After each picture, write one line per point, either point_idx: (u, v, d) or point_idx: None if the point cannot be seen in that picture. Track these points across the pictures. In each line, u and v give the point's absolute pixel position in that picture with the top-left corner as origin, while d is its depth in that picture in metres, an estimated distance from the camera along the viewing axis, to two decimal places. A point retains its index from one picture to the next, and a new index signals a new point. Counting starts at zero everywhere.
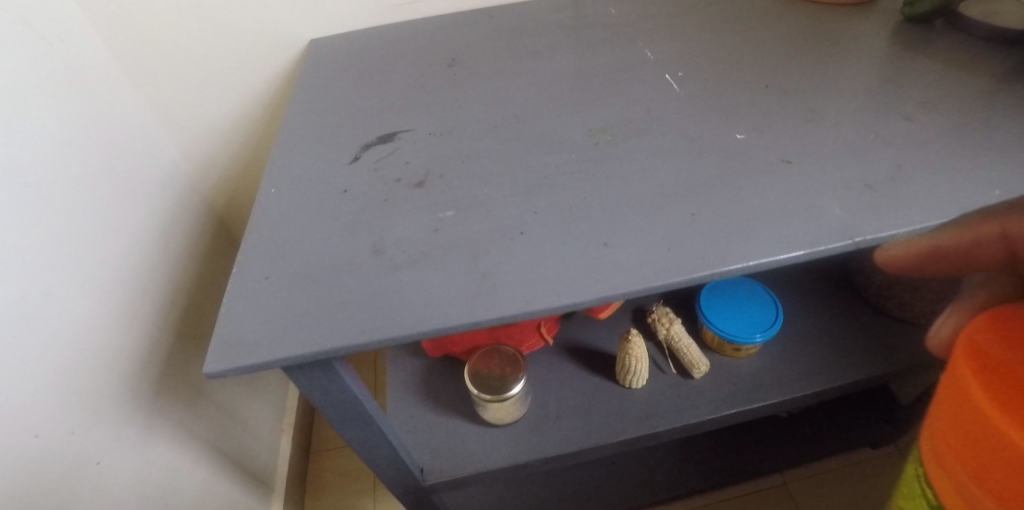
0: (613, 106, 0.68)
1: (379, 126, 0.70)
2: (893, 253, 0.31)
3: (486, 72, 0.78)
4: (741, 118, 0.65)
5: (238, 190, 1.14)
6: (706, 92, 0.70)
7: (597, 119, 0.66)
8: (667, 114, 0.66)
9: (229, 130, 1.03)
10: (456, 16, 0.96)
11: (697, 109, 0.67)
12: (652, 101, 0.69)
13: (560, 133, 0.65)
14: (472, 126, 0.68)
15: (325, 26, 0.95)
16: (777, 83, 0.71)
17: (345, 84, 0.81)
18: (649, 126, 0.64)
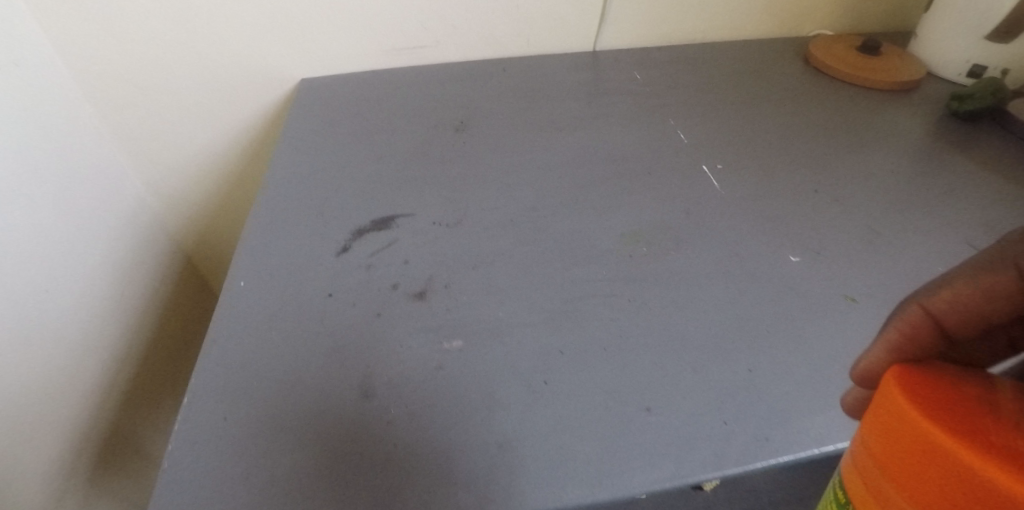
0: (646, 206, 0.60)
1: (373, 205, 0.60)
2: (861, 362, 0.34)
3: (500, 143, 0.69)
4: (788, 237, 0.58)
5: (210, 237, 1.02)
6: (748, 195, 0.63)
7: (629, 223, 0.58)
8: (708, 223, 0.59)
9: (202, 170, 0.91)
10: (466, 65, 0.88)
11: (740, 218, 0.59)
12: (690, 203, 0.61)
13: (588, 237, 0.56)
14: (484, 217, 0.58)
15: (319, 65, 0.84)
16: (824, 188, 0.65)
17: (335, 138, 0.71)
18: (690, 238, 0.57)
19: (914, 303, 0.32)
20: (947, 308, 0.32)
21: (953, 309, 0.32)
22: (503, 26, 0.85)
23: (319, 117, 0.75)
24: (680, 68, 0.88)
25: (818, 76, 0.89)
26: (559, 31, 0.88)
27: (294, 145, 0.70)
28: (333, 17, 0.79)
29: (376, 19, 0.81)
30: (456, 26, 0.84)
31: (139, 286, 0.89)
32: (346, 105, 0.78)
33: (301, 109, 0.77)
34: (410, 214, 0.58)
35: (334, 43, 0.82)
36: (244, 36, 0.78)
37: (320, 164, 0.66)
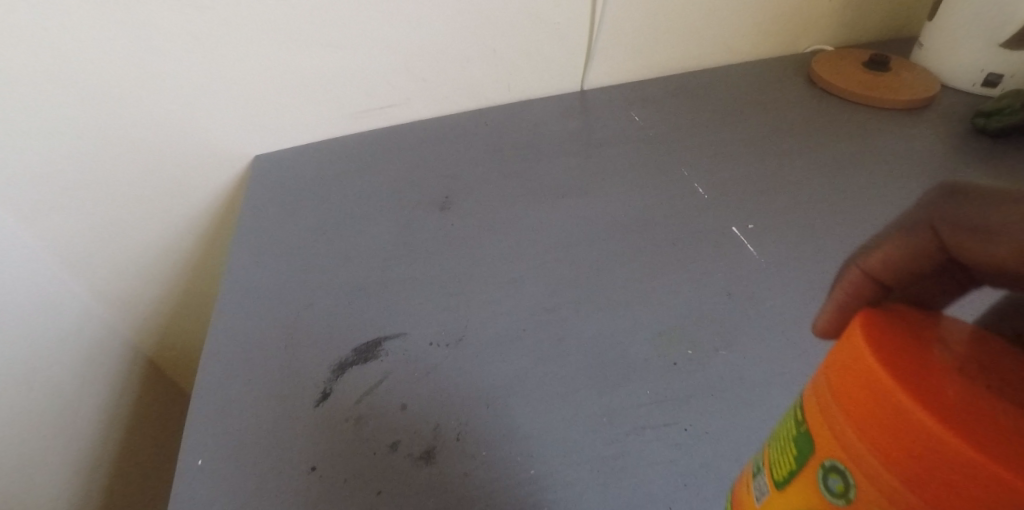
0: (681, 291, 0.51)
1: (356, 324, 0.49)
2: (820, 327, 0.30)
3: (496, 221, 0.59)
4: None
5: (169, 346, 0.89)
6: (790, 263, 0.54)
7: (666, 319, 0.48)
8: (756, 306, 0.50)
9: (154, 267, 0.78)
10: (443, 121, 0.78)
11: (790, 296, 0.51)
12: (730, 280, 0.52)
13: (620, 341, 0.47)
14: (492, 327, 0.48)
15: (275, 137, 0.73)
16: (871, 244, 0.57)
17: (303, 233, 0.60)
18: (738, 329, 0.48)
19: (853, 267, 0.29)
20: (885, 265, 0.28)
21: (891, 270, 0.27)
22: (480, 74, 0.76)
23: (281, 208, 0.65)
24: (678, 103, 0.80)
25: (826, 98, 0.81)
26: (541, 73, 0.79)
27: (253, 246, 0.59)
28: (288, 83, 0.69)
29: (338, 81, 0.71)
30: (428, 79, 0.74)
31: (92, 421, 0.75)
32: (311, 186, 0.68)
33: (259, 196, 0.66)
34: (402, 334, 0.48)
35: (291, 112, 0.72)
36: (184, 115, 0.67)
37: (287, 271, 0.55)
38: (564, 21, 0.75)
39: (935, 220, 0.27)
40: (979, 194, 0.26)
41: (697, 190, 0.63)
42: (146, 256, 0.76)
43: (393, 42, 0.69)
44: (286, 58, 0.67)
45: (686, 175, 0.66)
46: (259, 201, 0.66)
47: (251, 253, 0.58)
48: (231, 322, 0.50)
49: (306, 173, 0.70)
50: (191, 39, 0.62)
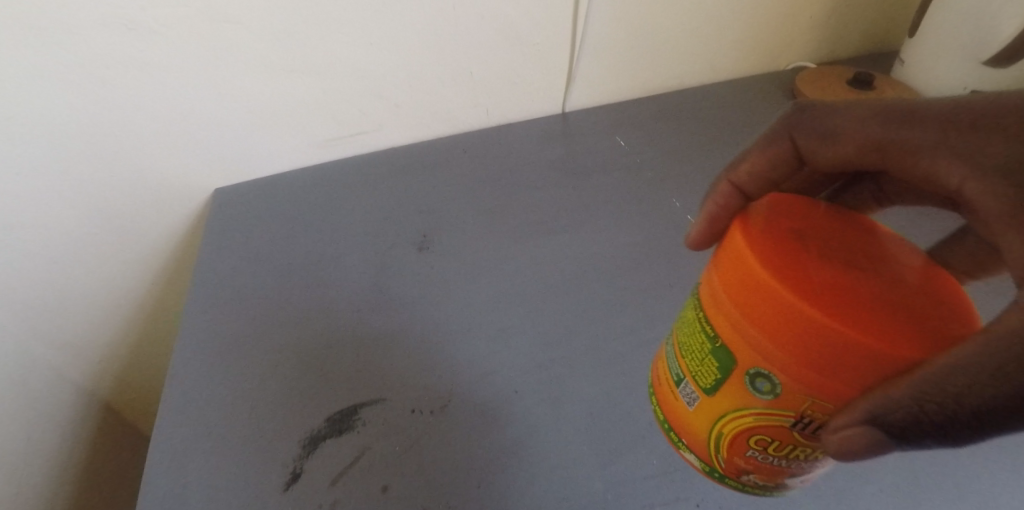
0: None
1: (331, 390, 0.45)
2: (694, 237, 0.40)
3: (481, 262, 0.55)
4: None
5: (134, 398, 0.81)
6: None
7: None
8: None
9: (111, 312, 0.71)
10: (419, 148, 0.74)
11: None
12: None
13: (619, 402, 0.44)
14: (481, 391, 0.44)
15: (236, 169, 0.68)
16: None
17: (270, 280, 0.55)
18: None
19: (725, 180, 0.37)
20: (747, 179, 0.37)
21: (753, 179, 0.37)
22: (457, 98, 0.72)
23: (244, 250, 0.59)
24: (663, 125, 0.78)
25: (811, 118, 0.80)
26: (521, 95, 0.76)
27: (215, 298, 0.54)
28: (248, 112, 0.64)
29: (303, 108, 0.66)
30: (401, 105, 0.70)
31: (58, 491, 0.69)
32: (278, 223, 0.63)
33: (222, 236, 0.61)
34: (382, 400, 0.44)
35: (252, 143, 0.67)
36: (134, 150, 0.61)
37: (252, 326, 0.51)
38: (544, 41, 0.71)
39: (791, 133, 0.36)
40: (820, 107, 0.36)
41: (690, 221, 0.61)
42: (105, 299, 0.70)
43: (362, 68, 0.65)
44: (245, 86, 0.62)
45: (677, 205, 0.63)
46: (219, 244, 0.60)
47: (213, 307, 0.53)
48: (194, 395, 0.46)
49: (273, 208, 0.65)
50: (138, 70, 0.56)
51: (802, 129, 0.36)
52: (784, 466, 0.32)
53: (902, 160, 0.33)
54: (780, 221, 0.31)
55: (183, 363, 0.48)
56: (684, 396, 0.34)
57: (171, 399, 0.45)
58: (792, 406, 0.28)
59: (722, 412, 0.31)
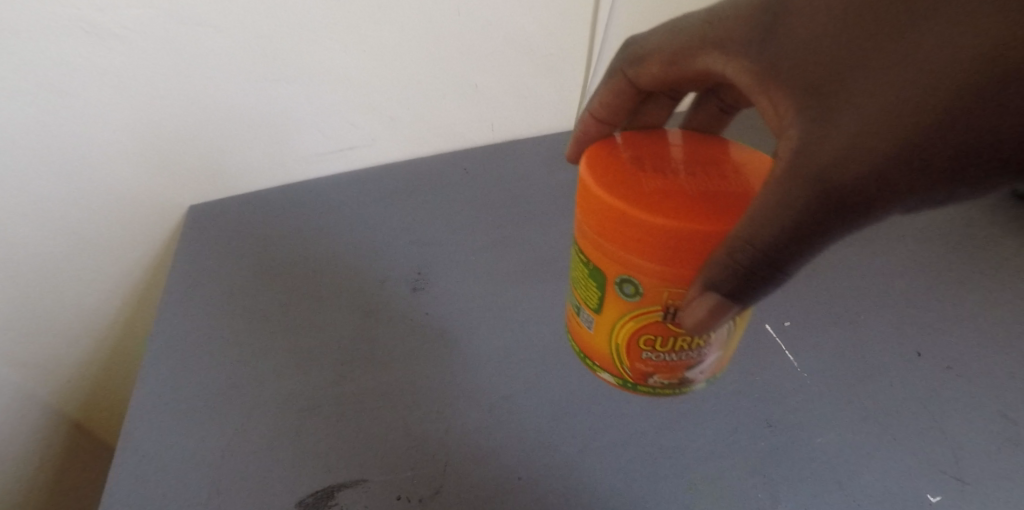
0: (709, 421, 0.42)
1: (306, 464, 0.39)
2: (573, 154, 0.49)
3: (484, 311, 0.50)
4: (920, 461, 0.41)
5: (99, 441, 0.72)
6: (833, 376, 0.46)
7: (692, 465, 0.40)
8: (801, 442, 0.41)
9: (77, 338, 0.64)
10: (416, 165, 0.68)
11: (847, 431, 0.42)
12: (763, 403, 0.44)
13: (639, 493, 0.38)
14: (477, 474, 0.39)
15: (214, 183, 0.62)
16: (930, 351, 0.48)
17: (246, 318, 0.49)
18: (779, 470, 0.40)
19: (586, 112, 0.46)
20: (600, 107, 0.45)
21: (601, 104, 0.45)
22: (460, 112, 0.66)
23: (221, 283, 0.53)
24: None
25: None
26: (529, 111, 0.70)
27: (184, 338, 0.48)
28: (229, 125, 0.58)
29: (291, 121, 0.60)
30: (398, 118, 0.64)
31: None
32: (263, 251, 0.57)
33: (202, 266, 0.55)
34: (362, 481, 0.38)
35: (233, 156, 0.61)
36: (99, 162, 0.55)
37: (224, 376, 0.45)
38: (553, 53, 0.65)
39: (623, 66, 0.43)
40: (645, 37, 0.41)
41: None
42: (69, 322, 0.62)
43: (357, 79, 0.59)
44: (226, 94, 0.56)
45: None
46: (193, 274, 0.54)
47: (180, 349, 0.47)
48: (149, 461, 0.39)
49: (261, 233, 0.59)
50: (104, 73, 0.50)
51: (633, 57, 0.42)
52: (676, 359, 0.38)
53: (692, 67, 0.38)
54: (621, 150, 0.37)
55: (139, 420, 0.42)
56: (585, 319, 0.40)
57: (122, 464, 0.39)
58: (658, 300, 0.35)
59: (609, 323, 0.38)
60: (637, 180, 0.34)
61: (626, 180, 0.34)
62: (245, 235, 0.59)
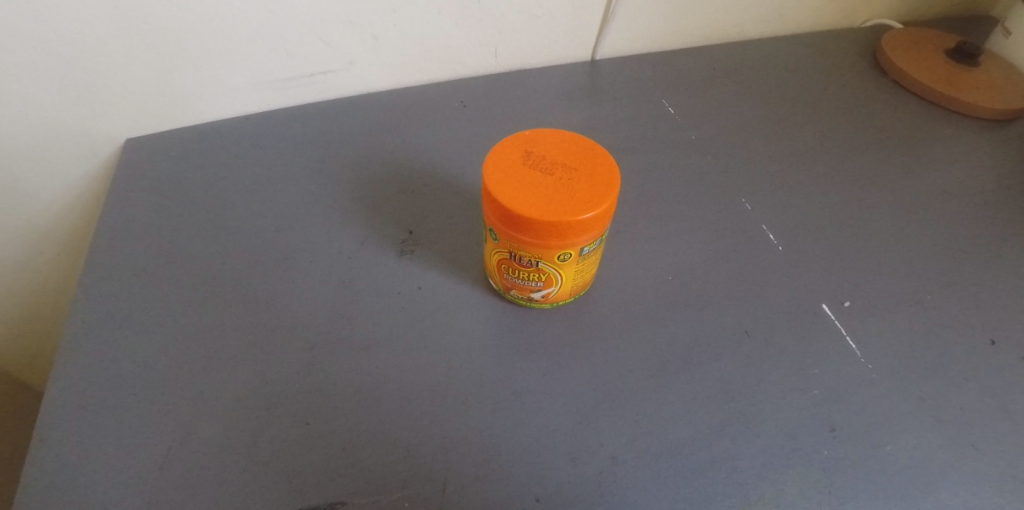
0: (764, 424, 0.36)
1: (271, 482, 0.32)
2: None
3: (490, 288, 0.42)
4: (1000, 474, 0.35)
5: None
6: (902, 370, 0.40)
7: (745, 479, 0.34)
8: (867, 453, 0.36)
9: None
10: (403, 97, 0.57)
11: (920, 441, 0.37)
12: (821, 402, 0.38)
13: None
14: (487, 494, 0.32)
15: (154, 113, 0.51)
16: (1006, 337, 0.42)
17: (200, 288, 0.41)
18: (846, 488, 0.34)
19: None
20: None
21: None
22: (457, 31, 0.55)
23: (170, 243, 0.44)
24: (717, 91, 0.63)
25: (891, 94, 0.66)
26: (537, 35, 0.59)
27: (123, 313, 0.40)
28: (166, 39, 0.46)
29: (249, 36, 0.48)
30: (381, 37, 0.52)
31: None
32: (226, 200, 0.48)
33: (149, 218, 0.46)
34: (339, 504, 0.32)
35: (178, 79, 0.49)
36: None
37: (168, 365, 0.37)
38: None
39: None
40: None
41: (767, 237, 0.48)
42: None
43: None
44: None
45: (747, 210, 0.50)
46: (135, 231, 0.45)
47: (118, 330, 0.39)
48: (78, 473, 0.32)
49: (221, 176, 0.50)
50: None
51: None
52: (535, 291, 0.38)
53: None
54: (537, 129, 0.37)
55: (65, 422, 0.34)
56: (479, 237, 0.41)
57: (44, 484, 0.32)
58: (505, 247, 0.35)
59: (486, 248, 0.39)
60: (517, 154, 0.34)
61: (513, 153, 0.34)
62: (200, 182, 0.49)
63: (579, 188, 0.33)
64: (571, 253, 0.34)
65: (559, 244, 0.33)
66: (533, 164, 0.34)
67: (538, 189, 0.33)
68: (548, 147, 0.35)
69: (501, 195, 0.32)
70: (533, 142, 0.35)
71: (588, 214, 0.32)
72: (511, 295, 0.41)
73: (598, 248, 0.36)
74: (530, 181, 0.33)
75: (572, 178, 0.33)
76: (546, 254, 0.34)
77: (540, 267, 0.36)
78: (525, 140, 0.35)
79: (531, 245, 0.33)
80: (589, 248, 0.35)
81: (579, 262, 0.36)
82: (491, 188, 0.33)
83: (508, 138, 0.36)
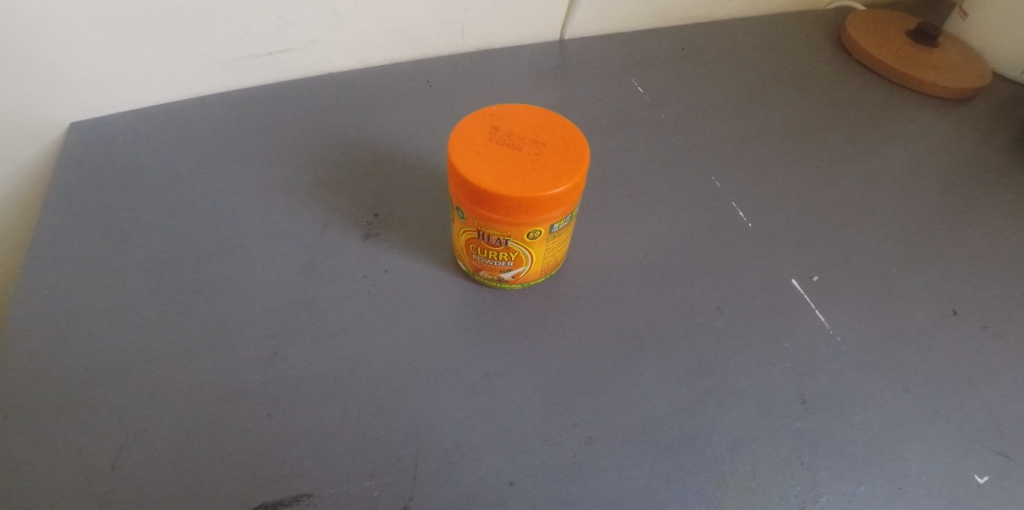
0: (737, 399, 0.36)
1: (232, 476, 0.31)
2: None
3: (459, 270, 0.41)
4: (963, 441, 0.36)
5: None
6: (869, 341, 0.41)
7: (719, 454, 0.34)
8: (836, 424, 0.36)
9: None
10: (367, 78, 0.56)
11: (888, 410, 0.37)
12: (792, 375, 0.38)
13: (661, 488, 0.32)
14: (459, 479, 0.32)
15: (100, 95, 0.48)
16: (966, 308, 0.43)
17: (153, 277, 0.39)
18: (817, 458, 0.35)
19: None
20: None
21: None
22: (422, 9, 0.53)
23: (119, 231, 0.42)
24: (685, 70, 0.63)
25: (855, 73, 0.66)
26: (504, 13, 0.57)
27: (69, 304, 0.37)
28: (111, 15, 0.43)
29: (201, 12, 0.46)
30: (343, 14, 0.50)
31: None
32: (181, 184, 0.45)
33: (97, 205, 0.43)
34: (304, 497, 0.30)
35: (125, 59, 0.46)
36: None
37: (119, 358, 0.35)
38: None
39: None
40: None
41: (738, 214, 0.48)
42: None
43: None
44: None
45: (717, 188, 0.50)
46: (81, 218, 0.42)
47: (62, 322, 0.36)
48: (22, 474, 0.30)
49: (175, 159, 0.47)
50: None
51: None
52: (505, 271, 0.37)
53: None
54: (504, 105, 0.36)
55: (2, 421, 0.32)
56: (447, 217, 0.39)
57: None
58: (473, 226, 0.34)
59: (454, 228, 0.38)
60: (483, 130, 0.33)
61: (479, 129, 0.33)
62: (151, 167, 0.46)
63: (548, 164, 0.32)
64: (541, 230, 0.33)
65: (528, 221, 0.32)
66: (501, 140, 0.33)
67: (506, 165, 0.32)
68: (516, 122, 0.34)
69: (467, 171, 0.31)
70: (500, 117, 0.34)
71: (558, 190, 0.31)
72: (481, 277, 0.40)
73: (568, 226, 0.36)
74: (498, 156, 0.32)
75: (541, 153, 0.32)
76: (515, 232, 0.33)
77: (509, 246, 0.35)
78: (492, 115, 0.34)
79: (500, 223, 0.32)
80: (559, 226, 0.34)
81: (550, 240, 0.35)
82: (457, 165, 0.31)
83: (474, 113, 0.34)
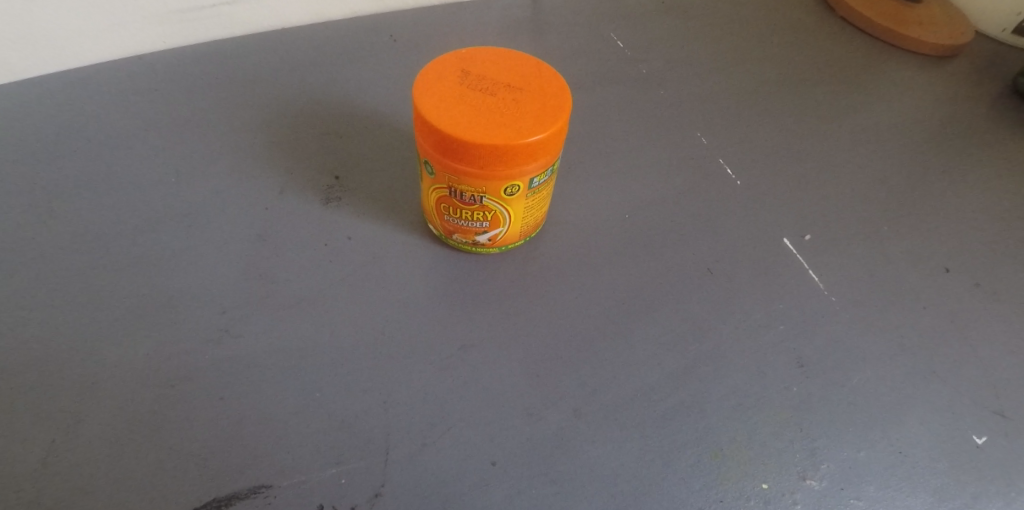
0: (731, 365, 0.34)
1: (182, 469, 0.28)
2: None
3: (431, 237, 0.38)
4: (960, 401, 0.35)
5: None
6: (863, 300, 0.39)
7: (713, 423, 0.32)
8: (833, 387, 0.35)
9: None
10: (326, 32, 0.51)
11: (884, 370, 0.36)
12: (785, 337, 0.36)
13: (655, 462, 0.30)
14: (437, 462, 0.29)
15: (21, 53, 0.43)
16: (959, 265, 0.42)
17: (89, 252, 0.35)
18: (815, 424, 0.33)
19: None
20: None
21: None
22: None
23: (49, 202, 0.37)
24: (666, 24, 0.60)
25: (838, 28, 0.64)
26: None
27: None
28: None
29: None
30: None
31: None
32: (121, 150, 0.41)
33: (23, 174, 0.39)
34: (263, 489, 0.27)
35: (46, 11, 0.41)
36: None
37: (49, 342, 0.31)
38: None
39: None
40: None
41: (725, 172, 0.46)
42: None
43: None
44: None
45: (702, 147, 0.48)
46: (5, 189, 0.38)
47: None
48: None
49: (113, 123, 0.43)
50: None
51: None
52: (481, 233, 0.34)
53: None
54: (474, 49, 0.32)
55: None
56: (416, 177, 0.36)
57: None
58: (445, 183, 0.31)
59: (424, 188, 0.34)
60: (452, 75, 0.30)
61: (449, 75, 0.30)
62: (86, 132, 0.42)
63: (525, 110, 0.29)
64: (520, 185, 0.30)
65: (505, 174, 0.29)
66: (472, 85, 0.30)
67: (479, 112, 0.28)
68: (488, 66, 0.30)
69: (436, 120, 0.28)
70: (471, 61, 0.31)
71: (537, 137, 0.28)
72: (455, 241, 0.37)
73: (549, 182, 0.33)
74: (469, 102, 0.29)
75: (516, 98, 0.29)
76: (492, 188, 0.30)
77: (485, 204, 0.32)
78: (462, 59, 0.31)
79: (474, 177, 0.29)
80: (538, 180, 0.31)
81: (528, 197, 0.32)
82: (425, 113, 0.28)
83: (442, 58, 0.31)
